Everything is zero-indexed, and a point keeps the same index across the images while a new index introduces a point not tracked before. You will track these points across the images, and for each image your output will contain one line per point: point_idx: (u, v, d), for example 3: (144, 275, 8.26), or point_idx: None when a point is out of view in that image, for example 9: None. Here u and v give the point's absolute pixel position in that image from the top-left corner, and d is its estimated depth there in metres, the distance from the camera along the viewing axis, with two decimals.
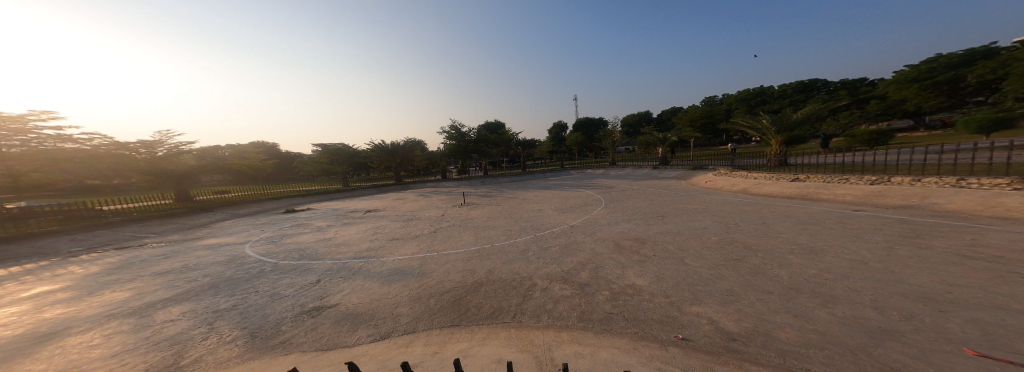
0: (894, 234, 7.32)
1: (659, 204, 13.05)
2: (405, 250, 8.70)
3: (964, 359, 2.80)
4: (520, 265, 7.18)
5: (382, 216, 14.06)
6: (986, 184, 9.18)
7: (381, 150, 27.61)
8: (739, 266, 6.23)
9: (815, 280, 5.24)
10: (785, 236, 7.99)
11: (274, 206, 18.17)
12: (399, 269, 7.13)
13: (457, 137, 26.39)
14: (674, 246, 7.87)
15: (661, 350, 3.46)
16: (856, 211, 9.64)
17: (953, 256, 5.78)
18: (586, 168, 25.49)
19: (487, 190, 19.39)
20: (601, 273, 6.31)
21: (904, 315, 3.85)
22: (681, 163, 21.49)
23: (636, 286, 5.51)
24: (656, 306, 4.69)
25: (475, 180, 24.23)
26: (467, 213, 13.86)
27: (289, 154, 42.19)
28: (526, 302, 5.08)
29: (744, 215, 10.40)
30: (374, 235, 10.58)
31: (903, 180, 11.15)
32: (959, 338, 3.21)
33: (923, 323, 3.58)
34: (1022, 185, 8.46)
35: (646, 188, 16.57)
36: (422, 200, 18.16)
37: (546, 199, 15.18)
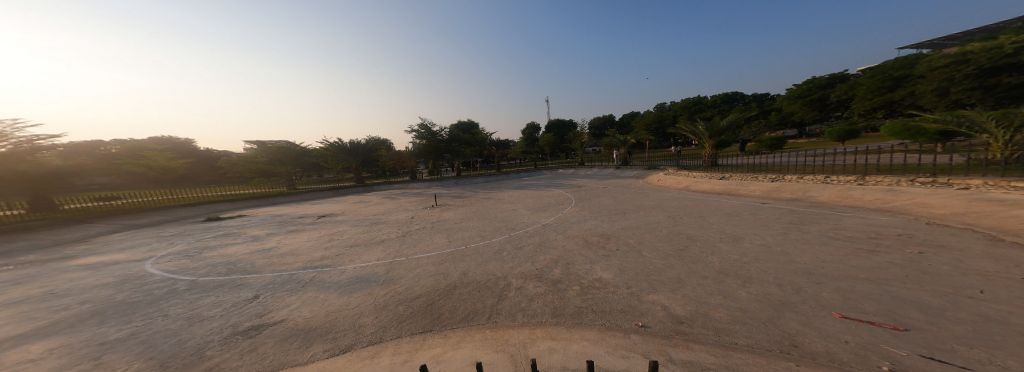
0: (795, 222, 9.13)
1: (619, 201, 14.22)
2: (372, 257, 8.23)
3: (838, 327, 3.72)
4: (495, 264, 7.40)
5: (342, 221, 13.00)
6: (842, 181, 12.21)
7: (340, 149, 25.43)
8: (685, 255, 7.23)
9: (742, 264, 6.34)
10: (720, 226, 9.42)
11: (186, 214, 15.49)
12: (359, 277, 6.77)
13: (428, 137, 25.69)
14: (634, 240, 8.77)
15: (625, 338, 3.93)
16: (765, 204, 11.73)
17: (835, 237, 7.44)
18: (558, 168, 26.59)
19: (461, 192, 19.10)
20: (572, 268, 6.82)
21: (804, 290, 4.90)
22: (640, 163, 23.69)
23: (603, 279, 6.06)
24: (620, 297, 5.25)
25: (448, 181, 23.76)
26: (440, 214, 13.55)
27: (213, 153, 36.14)
28: (502, 303, 5.27)
29: (689, 209, 11.96)
30: (329, 243, 9.74)
31: (792, 177, 13.84)
32: (835, 306, 4.25)
33: (815, 296, 4.62)
34: (865, 180, 11.54)
35: (611, 186, 17.97)
36: (388, 202, 17.22)
37: (521, 199, 15.55)
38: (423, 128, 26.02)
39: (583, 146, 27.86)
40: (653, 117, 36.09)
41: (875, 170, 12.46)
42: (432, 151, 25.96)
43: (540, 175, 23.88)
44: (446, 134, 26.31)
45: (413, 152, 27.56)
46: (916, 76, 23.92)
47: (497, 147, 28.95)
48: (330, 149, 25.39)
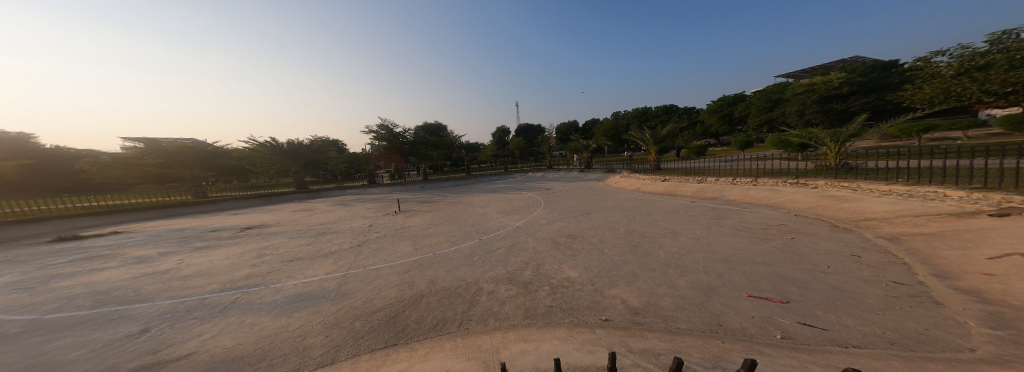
0: (728, 216, 10.45)
1: (581, 204, 14.56)
2: (320, 270, 6.90)
3: (765, 309, 4.29)
4: (466, 271, 6.80)
5: (279, 232, 10.83)
6: (743, 182, 14.58)
7: (273, 150, 22.11)
8: (640, 249, 7.80)
9: (688, 256, 7.01)
10: (669, 222, 10.36)
11: (33, 234, 11.61)
12: (302, 294, 5.59)
13: (389, 138, 24.29)
14: (598, 238, 9.14)
15: (590, 333, 4.02)
16: (699, 202, 13.29)
17: (757, 228, 8.71)
18: (527, 171, 27.07)
19: (427, 196, 18.02)
20: (542, 270, 6.71)
21: (739, 277, 5.57)
22: (599, 167, 25.30)
23: (570, 278, 6.12)
24: (587, 294, 5.38)
25: (413, 185, 22.54)
26: (404, 221, 12.17)
27: (80, 152, 28.02)
28: (473, 309, 4.93)
29: (641, 208, 12.98)
30: (259, 259, 7.80)
31: (713, 179, 15.93)
32: (759, 290, 4.95)
33: (747, 282, 5.30)
34: (760, 181, 13.94)
35: (575, 189, 18.84)
36: (339, 210, 15.16)
37: (491, 203, 15.09)
38: (384, 129, 24.44)
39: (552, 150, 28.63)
40: (610, 125, 38.98)
41: (765, 173, 15.17)
42: (394, 152, 24.81)
43: (509, 179, 23.88)
44: (411, 137, 25.11)
45: (372, 155, 25.55)
46: (791, 100, 29.79)
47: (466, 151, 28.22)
48: (261, 150, 21.90)
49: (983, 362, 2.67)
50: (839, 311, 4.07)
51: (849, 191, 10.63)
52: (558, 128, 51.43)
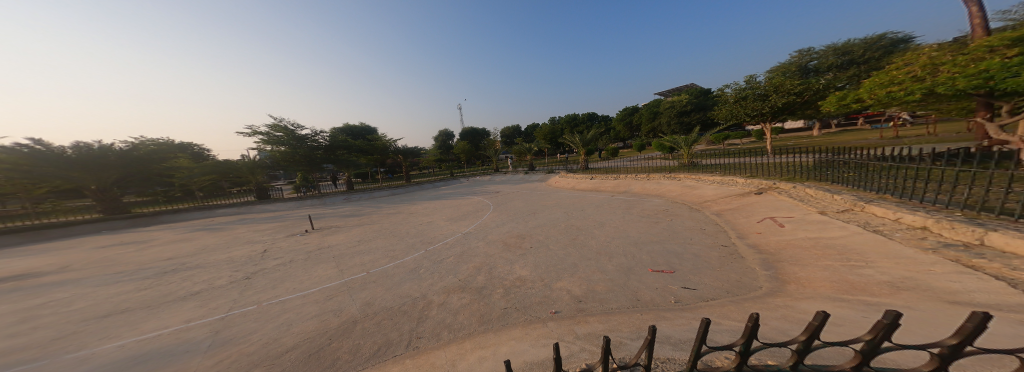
0: (656, 200, 11.50)
1: (534, 204, 13.63)
2: (179, 319, 4.61)
3: (696, 281, 4.72)
4: (416, 285, 5.35)
5: (90, 280, 6.73)
6: (632, 176, 15.72)
7: (47, 160, 13.75)
8: (587, 235, 7.86)
9: (629, 237, 7.30)
10: (610, 209, 10.81)
11: None
12: (142, 358, 3.69)
13: (294, 142, 19.68)
14: (551, 229, 8.79)
15: (544, 327, 3.78)
16: (629, 188, 14.40)
17: (678, 208, 9.80)
18: (474, 175, 26.08)
19: (358, 211, 15.00)
20: (494, 273, 5.78)
21: (672, 251, 6.05)
22: (542, 169, 25.89)
23: (525, 276, 5.57)
24: (541, 288, 5.06)
25: (335, 197, 18.97)
26: (322, 241, 9.14)
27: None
28: (417, 326, 4.07)
29: (585, 200, 13.39)
30: (44, 320, 4.83)
31: (612, 175, 16.96)
32: (686, 262, 5.47)
33: (679, 256, 5.77)
34: (646, 174, 15.22)
35: (523, 190, 18.71)
36: (218, 236, 10.96)
37: (437, 210, 13.23)
38: (279, 129, 19.63)
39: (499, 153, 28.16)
40: (548, 130, 40.63)
41: (649, 169, 16.90)
42: (292, 161, 19.81)
43: (454, 185, 22.20)
44: (325, 141, 21.25)
45: (266, 163, 19.81)
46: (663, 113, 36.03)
47: (403, 155, 25.16)
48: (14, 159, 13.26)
49: (819, 293, 3.73)
50: (715, 276, 4.85)
51: (694, 181, 12.43)
52: (503, 132, 50.76)
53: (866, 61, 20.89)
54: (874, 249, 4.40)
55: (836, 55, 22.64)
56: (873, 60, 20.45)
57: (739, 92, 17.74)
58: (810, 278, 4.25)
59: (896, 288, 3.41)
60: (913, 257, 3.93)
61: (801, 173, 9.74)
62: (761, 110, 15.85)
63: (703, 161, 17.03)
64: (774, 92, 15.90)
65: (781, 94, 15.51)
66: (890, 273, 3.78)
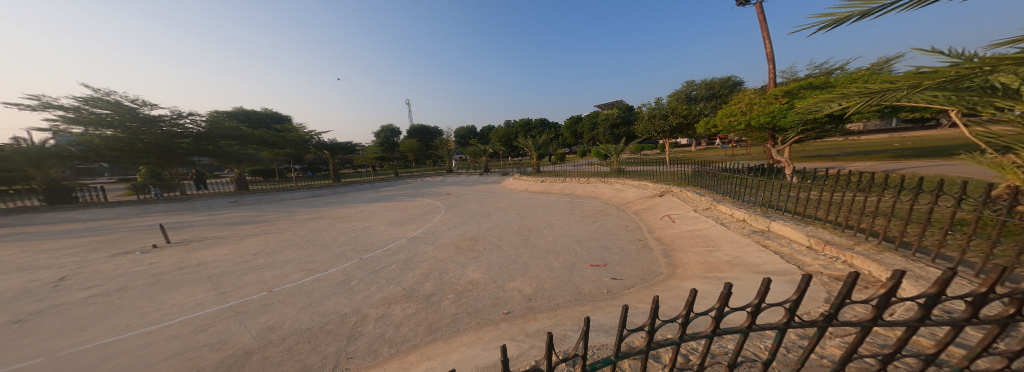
0: (602, 201, 12.32)
1: (488, 206, 13.28)
2: None
3: (627, 272, 5.17)
4: (347, 299, 4.72)
5: None
6: (575, 180, 16.61)
7: None
8: (536, 236, 8.01)
9: (572, 236, 7.66)
10: (559, 210, 11.23)
11: None
12: None
13: (140, 128, 14.77)
14: (503, 231, 8.71)
15: (496, 328, 3.68)
16: (574, 191, 15.24)
17: (613, 208, 10.72)
18: (424, 176, 24.58)
19: (269, 216, 12.24)
20: (445, 278, 5.47)
21: (608, 247, 6.55)
22: (498, 170, 25.58)
23: (476, 279, 5.39)
24: (490, 290, 4.96)
25: (243, 198, 15.75)
26: (220, 252, 7.36)
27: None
28: (350, 346, 3.58)
29: (538, 202, 13.68)
30: None
31: (557, 180, 17.72)
32: (617, 256, 5.97)
33: (616, 251, 6.25)
34: (588, 178, 16.23)
35: (477, 192, 18.15)
36: (44, 251, 7.79)
37: (379, 214, 11.98)
38: (103, 104, 14.25)
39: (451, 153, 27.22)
40: (503, 132, 39.58)
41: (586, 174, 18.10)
42: (122, 147, 14.12)
43: (402, 186, 20.51)
44: (195, 127, 16.72)
45: (71, 151, 13.80)
46: (599, 124, 39.50)
47: (330, 151, 22.73)
48: None
49: (710, 271, 4.47)
50: (636, 266, 5.39)
51: (617, 185, 13.67)
52: (458, 132, 49.30)
53: (722, 96, 27.96)
54: (720, 236, 5.50)
55: (705, 89, 29.34)
56: (724, 96, 27.57)
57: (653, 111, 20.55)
58: (686, 262, 5.11)
59: (732, 265, 4.39)
60: (738, 240, 5.08)
61: (681, 179, 11.50)
62: (663, 128, 18.68)
63: (631, 167, 19.04)
64: (672, 114, 18.84)
65: (676, 115, 18.51)
66: (728, 253, 4.82)
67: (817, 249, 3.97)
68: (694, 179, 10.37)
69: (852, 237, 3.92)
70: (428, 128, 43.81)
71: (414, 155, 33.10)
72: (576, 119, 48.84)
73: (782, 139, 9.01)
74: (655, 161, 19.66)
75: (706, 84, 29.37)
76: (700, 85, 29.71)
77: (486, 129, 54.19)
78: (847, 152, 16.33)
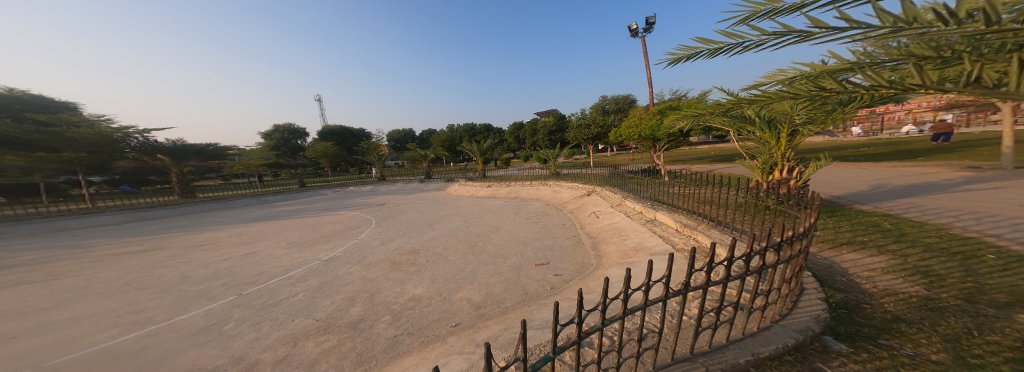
0: (545, 203, 12.78)
1: (426, 213, 12.25)
2: None
3: (565, 268, 5.40)
4: (222, 352, 3.63)
5: None
6: (516, 183, 16.85)
7: None
8: (480, 238, 7.68)
9: (515, 236, 7.62)
10: (503, 212, 11.13)
11: None
12: None
13: None
14: (445, 237, 8.07)
15: (444, 343, 3.26)
16: (517, 194, 15.45)
17: (552, 209, 11.25)
18: (348, 186, 21.51)
19: (23, 259, 7.73)
20: (378, 298, 4.74)
21: (549, 245, 6.76)
22: (440, 176, 24.11)
23: (416, 292, 4.78)
24: (433, 301, 4.44)
25: (47, 227, 10.72)
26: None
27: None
28: None
29: (484, 205, 13.32)
30: None
31: (499, 183, 17.68)
32: (557, 254, 6.17)
33: (558, 248, 6.48)
34: (529, 181, 16.67)
35: (415, 199, 16.66)
36: None
37: (286, 233, 9.84)
38: None
39: (382, 159, 24.64)
40: (445, 137, 37.19)
41: (528, 177, 18.58)
42: None
43: (314, 199, 17.23)
44: None
45: None
46: (538, 130, 41.46)
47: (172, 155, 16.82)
48: None
49: (633, 255, 4.99)
50: (573, 261, 5.71)
51: (554, 187, 14.45)
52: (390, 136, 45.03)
53: (626, 110, 32.93)
54: (627, 227, 6.37)
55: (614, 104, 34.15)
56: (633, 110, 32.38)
57: (582, 120, 22.63)
58: (614, 251, 5.63)
59: (642, 249, 5.05)
60: (637, 228, 6.00)
61: (603, 178, 12.88)
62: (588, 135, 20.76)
63: (567, 170, 20.39)
64: (593, 124, 21.16)
65: (599, 124, 20.79)
66: (639, 239, 5.53)
67: (680, 230, 5.12)
68: (609, 180, 11.83)
69: (696, 219, 5.29)
70: (351, 130, 38.08)
71: (330, 162, 29.23)
72: (517, 125, 50.08)
73: (658, 147, 10.86)
74: (584, 165, 21.60)
75: (618, 99, 33.94)
76: (616, 99, 34.16)
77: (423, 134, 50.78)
78: (705, 155, 21.46)
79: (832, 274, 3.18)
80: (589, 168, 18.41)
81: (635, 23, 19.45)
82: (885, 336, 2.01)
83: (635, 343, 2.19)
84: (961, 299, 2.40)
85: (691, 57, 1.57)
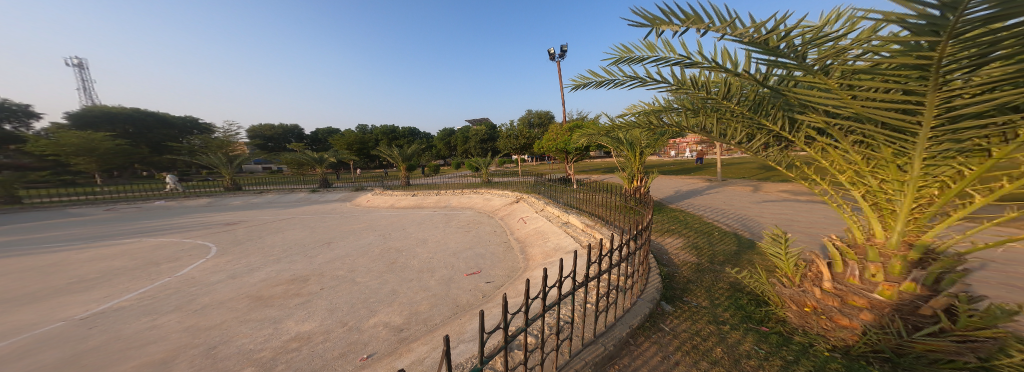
0: (477, 211, 12.64)
1: (324, 227, 9.77)
2: None
3: (495, 275, 5.45)
4: None
5: None
6: (446, 192, 16.11)
7: None
8: (398, 253, 6.92)
9: (442, 249, 7.18)
10: (430, 223, 10.40)
11: None
12: None
13: None
14: (354, 254, 6.92)
15: None
16: (445, 203, 14.74)
17: (483, 217, 11.19)
18: (203, 195, 16.06)
19: None
20: (225, 350, 3.38)
21: (479, 254, 6.69)
22: (348, 184, 20.58)
23: (307, 325, 3.88)
24: (335, 333, 3.71)
25: None
26: None
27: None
28: None
29: (407, 216, 12.14)
30: None
31: (424, 192, 16.49)
32: (487, 262, 6.15)
33: (489, 256, 6.49)
34: (458, 189, 16.15)
35: (313, 209, 13.75)
36: None
37: (64, 264, 6.43)
38: None
39: (237, 162, 18.49)
40: (354, 137, 33.42)
41: (458, 186, 17.99)
42: None
43: (110, 219, 11.44)
44: None
45: None
46: (470, 138, 41.03)
47: None
48: None
49: (553, 255, 5.48)
50: (503, 267, 5.85)
51: (486, 196, 14.48)
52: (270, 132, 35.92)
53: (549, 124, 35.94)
54: (547, 230, 7.00)
55: (539, 118, 36.87)
56: None
57: (512, 132, 23.61)
58: (538, 255, 6.00)
59: (554, 251, 5.63)
60: (552, 231, 6.69)
61: (530, 186, 13.64)
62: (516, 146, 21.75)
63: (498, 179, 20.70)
64: (522, 135, 22.40)
65: (526, 136, 22.04)
66: (555, 240, 6.15)
67: (585, 229, 5.93)
68: (535, 188, 12.58)
69: (594, 219, 6.27)
70: (164, 116, 25.63)
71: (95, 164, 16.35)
72: (447, 132, 48.48)
73: (570, 159, 12.28)
74: (513, 173, 22.45)
75: (543, 114, 36.80)
76: (541, 113, 37.01)
77: (315, 134, 41.43)
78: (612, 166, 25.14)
79: (657, 251, 4.31)
80: (520, 176, 19.47)
81: (553, 48, 21.75)
82: (686, 294, 2.97)
83: (553, 337, 2.43)
84: (711, 262, 3.79)
85: (584, 86, 2.40)
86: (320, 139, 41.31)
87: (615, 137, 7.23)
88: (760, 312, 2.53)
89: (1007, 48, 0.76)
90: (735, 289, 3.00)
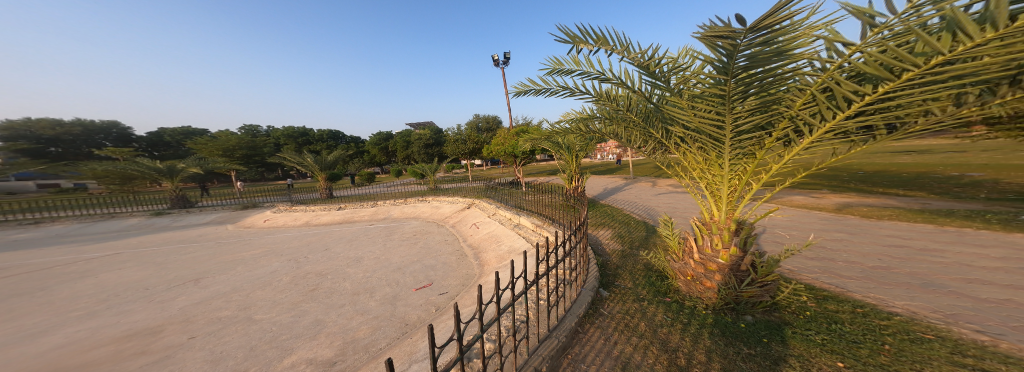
0: (424, 221, 11.97)
1: (187, 262, 7.42)
2: None
3: (448, 285, 5.30)
4: None
5: None
6: (386, 203, 14.77)
7: None
8: (324, 278, 6.00)
9: (382, 267, 6.56)
10: (365, 240, 9.32)
11: None
12: None
13: None
14: (260, 285, 5.69)
15: None
16: (382, 216, 13.37)
17: (432, 226, 10.65)
18: None
19: None
20: None
21: (428, 265, 6.37)
22: (227, 199, 15.95)
23: None
24: None
25: None
26: None
27: None
28: None
29: (335, 233, 10.62)
30: None
31: (354, 205, 14.59)
32: (435, 273, 5.88)
33: (441, 267, 6.25)
34: (399, 199, 14.92)
35: (180, 235, 10.57)
36: None
37: None
38: None
39: None
40: (235, 141, 25.39)
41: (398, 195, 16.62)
42: None
43: None
44: None
45: None
46: (413, 144, 38.66)
47: None
48: None
49: (507, 257, 5.58)
50: (456, 276, 5.70)
51: (434, 204, 13.82)
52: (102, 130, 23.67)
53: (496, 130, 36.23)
54: (500, 233, 7.08)
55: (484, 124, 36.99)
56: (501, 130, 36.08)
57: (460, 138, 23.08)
58: (491, 260, 6.00)
59: (506, 254, 5.72)
60: (505, 233, 6.81)
61: (479, 191, 13.51)
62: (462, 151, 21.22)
63: (445, 186, 19.87)
64: (469, 140, 22.20)
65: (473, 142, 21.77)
66: (507, 243, 6.26)
67: (535, 229, 6.18)
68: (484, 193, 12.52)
69: (543, 219, 6.59)
70: None
71: None
72: (382, 137, 44.60)
73: (517, 163, 12.66)
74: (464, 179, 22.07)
75: (490, 119, 37.02)
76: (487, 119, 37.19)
77: (158, 135, 27.67)
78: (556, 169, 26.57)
79: (592, 243, 4.74)
80: (467, 183, 19.12)
81: (496, 55, 22.15)
82: (616, 279, 3.34)
83: (510, 340, 2.45)
84: (632, 248, 4.34)
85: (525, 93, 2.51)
86: (164, 142, 27.27)
87: (555, 142, 7.78)
88: (664, 283, 3.06)
89: (755, 87, 1.36)
90: (648, 268, 3.53)
